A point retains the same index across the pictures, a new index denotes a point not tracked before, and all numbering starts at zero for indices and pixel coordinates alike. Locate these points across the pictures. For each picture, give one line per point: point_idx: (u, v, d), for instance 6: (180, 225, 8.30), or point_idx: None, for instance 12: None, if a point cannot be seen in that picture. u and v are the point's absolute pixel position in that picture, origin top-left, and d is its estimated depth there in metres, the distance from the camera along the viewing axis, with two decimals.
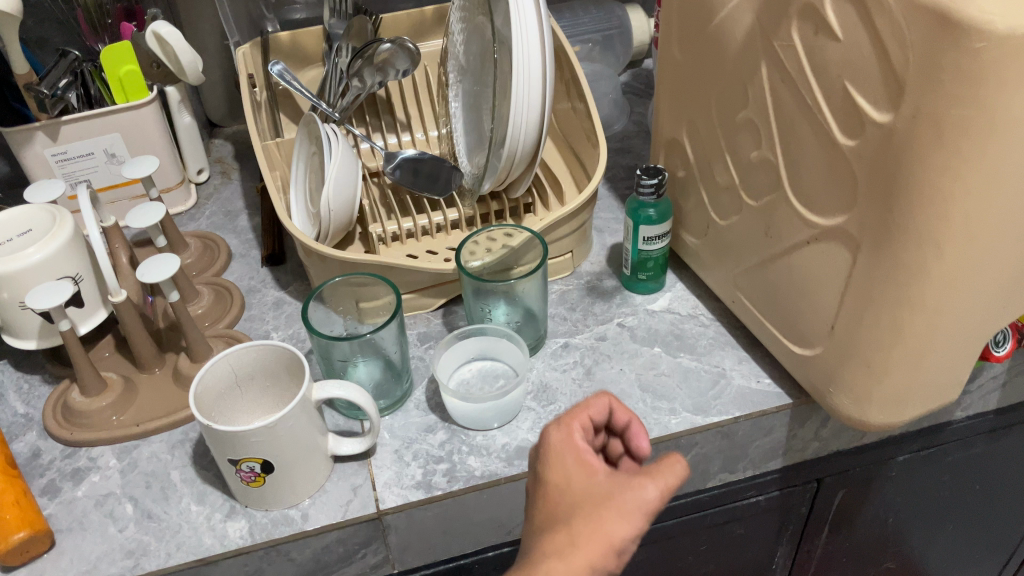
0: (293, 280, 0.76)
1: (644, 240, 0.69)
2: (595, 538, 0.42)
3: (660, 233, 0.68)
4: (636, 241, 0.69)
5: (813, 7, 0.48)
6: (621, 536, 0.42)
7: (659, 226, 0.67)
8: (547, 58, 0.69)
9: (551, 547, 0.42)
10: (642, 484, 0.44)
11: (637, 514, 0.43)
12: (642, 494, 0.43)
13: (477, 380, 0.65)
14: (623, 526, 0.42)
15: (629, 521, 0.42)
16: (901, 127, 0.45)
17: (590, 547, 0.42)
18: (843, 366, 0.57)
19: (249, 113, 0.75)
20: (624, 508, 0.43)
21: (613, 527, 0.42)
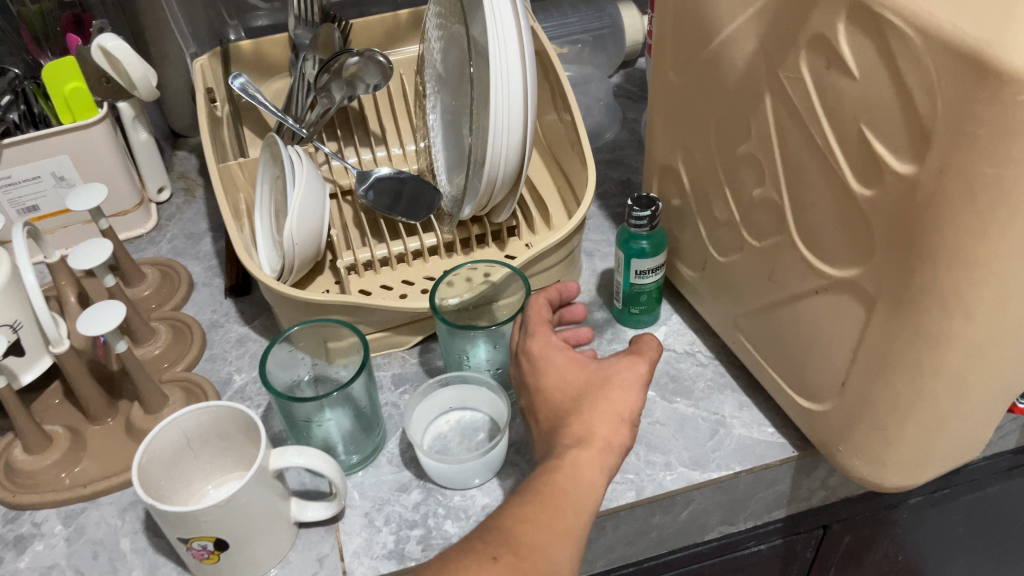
0: (259, 313, 0.71)
1: (636, 274, 0.63)
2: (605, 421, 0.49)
3: (655, 266, 0.62)
4: (628, 275, 0.63)
5: (825, 38, 0.42)
6: (627, 408, 0.50)
7: (653, 260, 0.62)
8: (529, 73, 0.63)
9: (574, 439, 0.49)
10: (632, 366, 0.52)
11: (636, 387, 0.51)
12: (633, 373, 0.52)
13: (455, 434, 0.59)
14: (628, 402, 0.50)
15: (630, 394, 0.51)
16: (926, 183, 0.39)
17: (603, 429, 0.49)
18: (855, 426, 0.51)
19: (207, 133, 0.69)
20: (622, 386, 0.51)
21: (620, 403, 0.50)
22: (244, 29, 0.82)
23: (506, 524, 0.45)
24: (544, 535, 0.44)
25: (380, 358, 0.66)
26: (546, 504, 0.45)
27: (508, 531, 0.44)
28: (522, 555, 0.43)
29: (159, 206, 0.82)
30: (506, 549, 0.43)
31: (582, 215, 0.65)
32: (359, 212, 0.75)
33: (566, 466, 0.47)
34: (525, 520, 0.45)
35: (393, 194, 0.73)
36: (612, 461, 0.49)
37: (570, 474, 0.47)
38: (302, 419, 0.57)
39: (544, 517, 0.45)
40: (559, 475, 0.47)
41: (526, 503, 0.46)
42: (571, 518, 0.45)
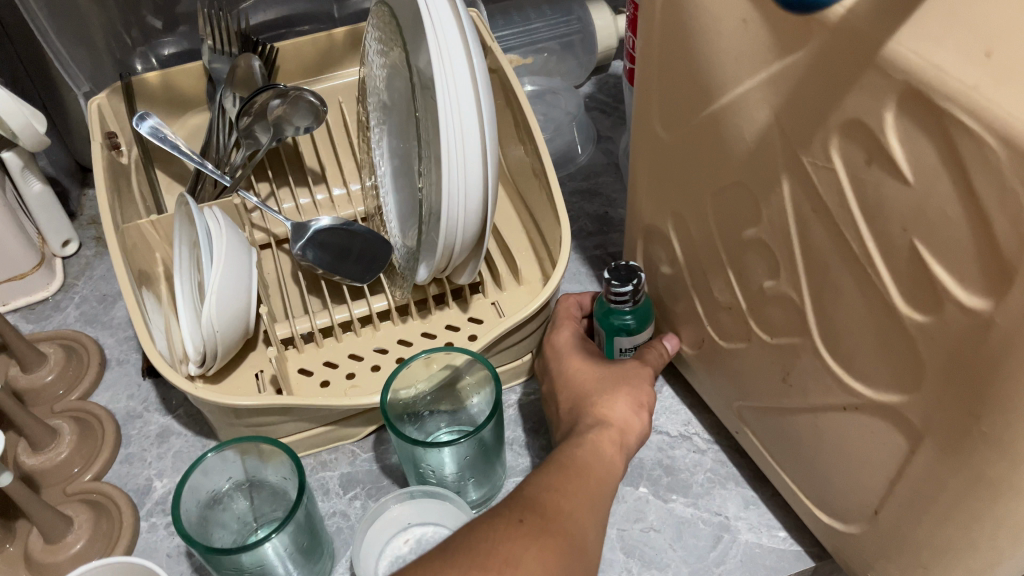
0: (183, 397, 0.61)
1: (620, 350, 0.55)
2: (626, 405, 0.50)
3: (641, 341, 0.55)
4: (611, 350, 0.55)
5: (866, 127, 0.32)
6: (646, 396, 0.51)
7: (637, 334, 0.54)
8: (487, 117, 0.53)
9: (595, 419, 0.48)
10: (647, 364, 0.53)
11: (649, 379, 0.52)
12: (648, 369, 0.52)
13: (416, 557, 0.50)
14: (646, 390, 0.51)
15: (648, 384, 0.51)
16: (1004, 324, 0.30)
17: (623, 413, 0.49)
18: (890, 556, 0.43)
19: (107, 187, 0.57)
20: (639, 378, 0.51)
21: (639, 390, 0.51)
22: (153, 58, 0.71)
23: (531, 490, 0.41)
24: (569, 503, 0.41)
25: (325, 454, 0.57)
26: (570, 475, 0.43)
27: (534, 497, 0.41)
28: (549, 517, 0.39)
29: (65, 261, 0.71)
30: (533, 513, 0.39)
31: (558, 280, 0.55)
32: (297, 269, 0.64)
33: (587, 445, 0.46)
34: (548, 490, 0.42)
35: (340, 250, 0.63)
36: (627, 448, 0.48)
37: (590, 449, 0.46)
38: (233, 566, 0.46)
39: (571, 487, 0.42)
40: (581, 450, 0.45)
41: (550, 473, 0.43)
42: (596, 493, 0.43)
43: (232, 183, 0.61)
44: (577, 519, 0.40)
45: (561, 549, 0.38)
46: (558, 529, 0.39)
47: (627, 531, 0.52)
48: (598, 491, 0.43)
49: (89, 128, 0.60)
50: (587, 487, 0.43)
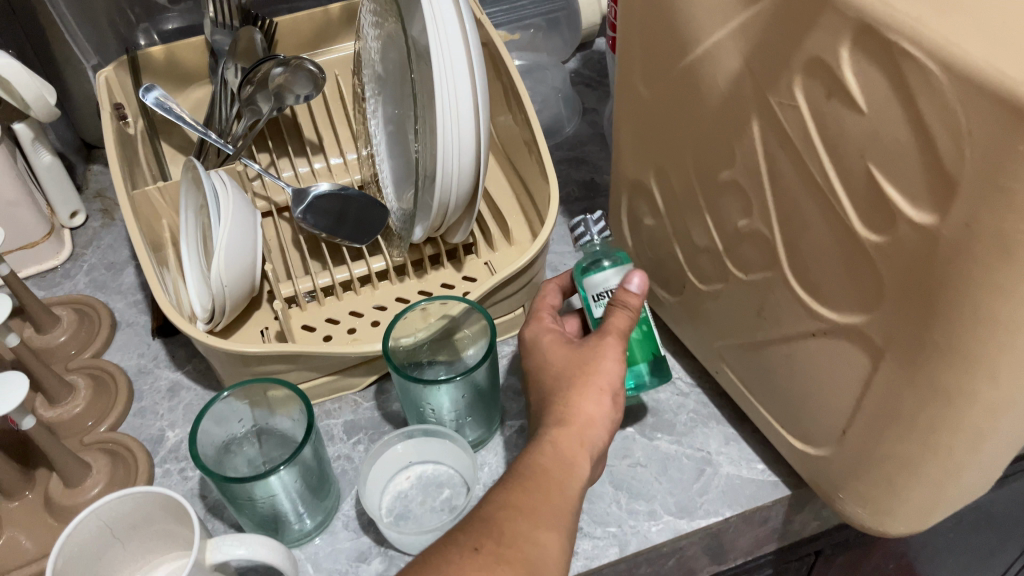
0: (191, 355, 0.64)
1: (594, 300, 0.52)
2: (596, 398, 0.47)
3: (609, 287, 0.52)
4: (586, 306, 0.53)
5: (826, 64, 0.36)
6: (611, 378, 0.48)
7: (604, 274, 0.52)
8: (478, 82, 0.56)
9: (556, 418, 0.47)
10: (616, 328, 0.49)
11: (617, 357, 0.49)
12: (619, 337, 0.49)
13: (418, 493, 0.54)
14: (614, 366, 0.48)
15: (615, 364, 0.48)
16: (949, 236, 0.33)
17: (588, 408, 0.47)
18: (857, 474, 0.47)
19: (117, 155, 0.60)
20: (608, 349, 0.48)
21: (604, 373, 0.48)
22: (155, 33, 0.74)
23: (489, 511, 0.41)
24: (528, 521, 0.41)
25: (330, 403, 0.60)
26: (528, 488, 0.42)
27: (490, 519, 0.41)
28: (506, 543, 0.40)
29: (73, 232, 0.73)
30: (489, 538, 0.40)
31: (547, 235, 0.58)
32: (298, 234, 0.67)
33: (548, 450, 0.45)
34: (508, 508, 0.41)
35: (335, 214, 0.65)
36: (592, 445, 0.46)
37: (550, 456, 0.45)
38: (244, 496, 0.49)
39: (528, 502, 0.42)
40: (540, 457, 0.45)
41: (508, 488, 0.43)
42: (557, 499, 0.43)
43: (234, 151, 0.64)
44: (539, 539, 0.40)
45: (520, 574, 0.38)
46: (515, 555, 0.39)
47: (616, 467, 0.56)
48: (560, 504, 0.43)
49: (98, 100, 0.63)
50: (546, 501, 0.42)
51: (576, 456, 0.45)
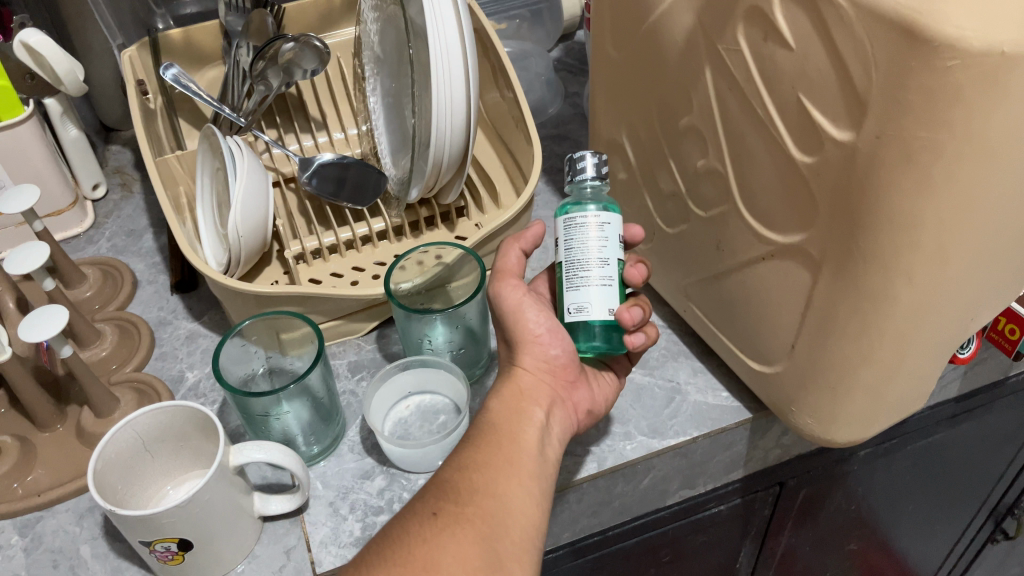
0: (207, 308, 0.70)
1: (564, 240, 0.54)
2: (525, 351, 0.54)
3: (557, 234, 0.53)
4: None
5: (760, 11, 0.42)
6: (535, 323, 0.54)
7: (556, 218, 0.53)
8: (469, 55, 0.61)
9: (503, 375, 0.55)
10: (504, 285, 0.56)
11: (529, 304, 0.55)
12: (512, 291, 0.56)
13: (416, 418, 0.60)
14: (529, 316, 0.55)
15: (534, 309, 0.55)
16: (863, 150, 0.40)
17: (530, 361, 0.54)
18: (805, 386, 0.53)
19: (140, 123, 0.66)
20: (511, 302, 0.55)
21: (528, 321, 0.54)
22: (171, 17, 0.82)
23: (446, 476, 0.47)
24: (484, 479, 0.47)
25: (335, 346, 0.67)
26: (483, 448, 0.48)
27: (449, 484, 0.46)
28: (463, 504, 0.45)
29: (95, 204, 0.79)
30: (448, 501, 0.45)
31: (531, 192, 0.64)
32: (304, 200, 0.73)
33: (496, 405, 0.52)
34: (462, 471, 0.47)
35: (336, 180, 0.70)
36: (539, 389, 0.53)
37: (499, 408, 0.52)
38: (260, 414, 0.56)
39: (482, 461, 0.48)
40: (492, 415, 0.51)
41: (467, 448, 0.49)
42: (513, 458, 0.48)
43: (246, 123, 0.71)
44: (495, 494, 0.46)
45: (479, 531, 0.44)
46: (472, 512, 0.44)
47: None
48: (517, 458, 0.48)
49: (123, 77, 0.69)
50: (500, 458, 0.48)
51: (519, 400, 0.52)
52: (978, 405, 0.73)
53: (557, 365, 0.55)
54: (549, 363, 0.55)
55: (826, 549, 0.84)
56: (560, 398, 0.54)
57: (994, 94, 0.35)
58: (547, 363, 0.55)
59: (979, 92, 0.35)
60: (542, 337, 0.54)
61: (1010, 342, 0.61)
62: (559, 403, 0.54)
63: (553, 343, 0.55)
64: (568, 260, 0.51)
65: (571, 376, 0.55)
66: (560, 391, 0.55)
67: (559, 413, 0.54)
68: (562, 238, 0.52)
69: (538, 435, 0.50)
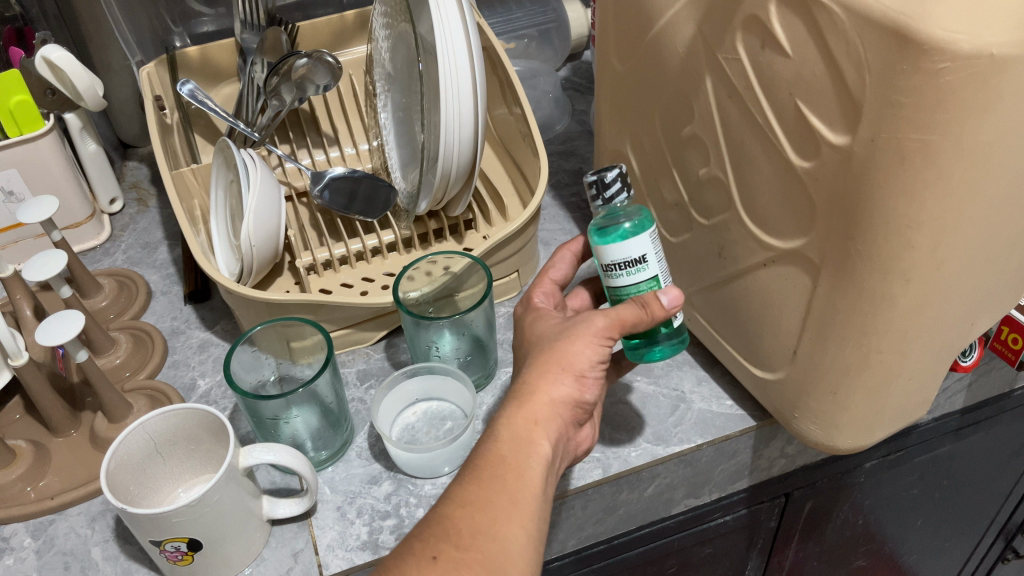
0: (220, 317, 0.71)
1: (607, 267, 0.53)
2: (561, 381, 0.50)
3: (629, 257, 0.51)
4: (602, 272, 0.54)
5: (758, 19, 0.43)
6: (585, 359, 0.51)
7: (620, 246, 0.51)
8: (478, 70, 0.63)
9: (520, 390, 0.50)
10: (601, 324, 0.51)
11: (598, 343, 0.51)
12: (598, 323, 0.51)
13: (423, 424, 0.61)
14: (588, 356, 0.51)
15: (596, 346, 0.51)
16: (859, 153, 0.40)
17: (559, 393, 0.50)
18: (807, 392, 0.53)
19: (156, 136, 0.68)
20: (586, 337, 0.51)
21: (581, 351, 0.51)
22: (189, 36, 0.84)
23: (445, 513, 0.45)
24: (486, 518, 0.45)
25: (344, 354, 0.68)
26: (487, 483, 0.46)
27: (445, 520, 0.45)
28: (463, 546, 0.44)
29: (112, 217, 0.81)
30: (445, 543, 0.44)
31: (537, 204, 0.66)
32: (315, 213, 0.75)
33: (504, 432, 0.49)
34: (461, 506, 0.45)
35: (348, 194, 0.72)
36: (553, 422, 0.50)
37: (510, 441, 0.48)
38: (269, 417, 0.57)
39: (485, 498, 0.46)
40: (500, 444, 0.48)
41: (467, 482, 0.46)
42: (516, 495, 0.46)
43: (259, 137, 0.73)
44: (497, 539, 0.44)
45: None
46: (472, 559, 0.43)
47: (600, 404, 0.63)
48: (520, 494, 0.46)
49: (141, 93, 0.71)
50: (505, 497, 0.46)
51: (531, 430, 0.49)
52: (983, 417, 0.73)
53: (578, 404, 0.51)
54: (575, 404, 0.51)
55: (833, 564, 0.84)
56: (565, 436, 0.51)
57: (984, 95, 0.36)
58: (573, 403, 0.51)
59: (969, 93, 0.36)
60: (587, 380, 0.51)
61: (1012, 351, 0.61)
62: (562, 443, 0.51)
63: (589, 389, 0.51)
64: (661, 275, 0.53)
65: (581, 417, 0.52)
66: (567, 429, 0.52)
67: (558, 449, 0.51)
68: (651, 254, 0.52)
69: (544, 473, 0.48)
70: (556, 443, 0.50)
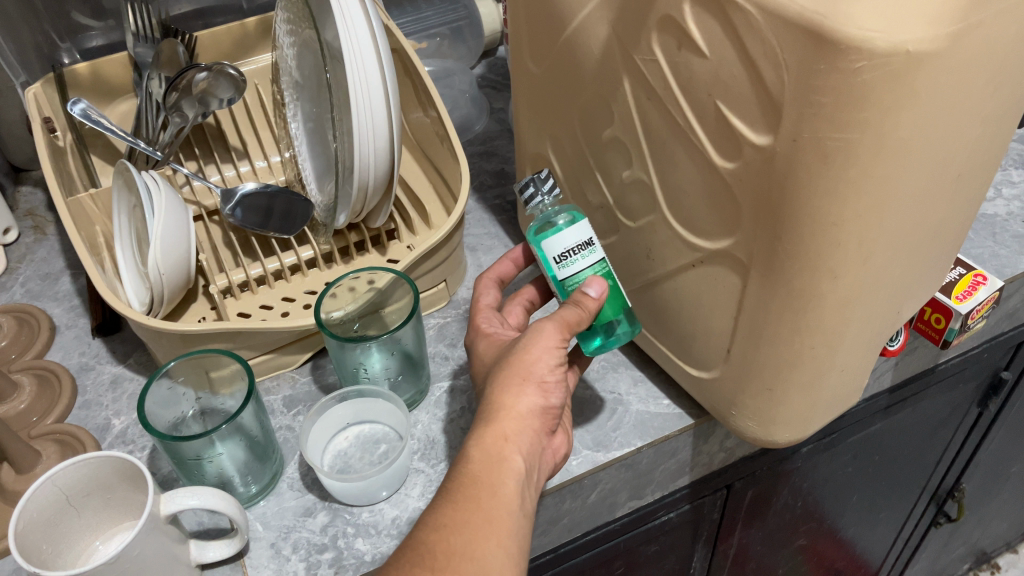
0: (132, 350, 0.67)
1: (556, 261, 0.52)
2: (525, 392, 0.49)
3: (575, 242, 0.51)
4: (552, 267, 0.53)
5: (671, 19, 0.42)
6: (545, 367, 0.50)
7: (564, 234, 0.51)
8: (389, 76, 0.60)
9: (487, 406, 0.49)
10: (552, 330, 0.50)
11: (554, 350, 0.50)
12: (549, 331, 0.50)
13: (356, 450, 0.59)
14: (547, 361, 0.50)
15: (554, 353, 0.50)
16: (782, 153, 0.40)
17: (527, 404, 0.49)
18: (742, 389, 0.53)
19: (47, 159, 0.63)
20: (542, 344, 0.50)
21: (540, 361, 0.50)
22: (78, 51, 0.79)
23: (421, 537, 0.43)
24: (462, 540, 0.43)
25: (268, 381, 0.65)
26: (461, 502, 0.45)
27: (423, 546, 0.43)
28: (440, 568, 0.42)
29: (6, 248, 0.76)
30: (422, 568, 0.42)
31: (461, 211, 0.63)
32: (228, 232, 0.71)
33: (475, 453, 0.47)
34: (438, 528, 0.44)
35: (263, 210, 0.69)
36: (525, 437, 0.48)
37: (483, 458, 0.47)
38: (191, 457, 0.54)
39: (459, 520, 0.44)
40: (472, 465, 0.47)
41: (443, 505, 0.45)
42: (491, 513, 0.45)
43: (162, 156, 0.69)
44: (475, 559, 0.43)
45: None
46: None
47: None
48: (495, 512, 0.45)
49: (28, 115, 0.66)
50: (480, 516, 0.45)
51: (502, 447, 0.48)
52: (911, 393, 0.75)
53: (547, 414, 0.50)
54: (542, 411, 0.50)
55: (776, 546, 0.85)
56: (537, 449, 0.49)
57: (901, 91, 0.36)
58: (542, 410, 0.50)
59: (887, 89, 0.36)
60: (550, 386, 0.50)
61: (936, 331, 0.62)
62: (536, 457, 0.50)
63: (554, 394, 0.50)
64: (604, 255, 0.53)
65: (552, 426, 0.51)
66: (540, 440, 0.50)
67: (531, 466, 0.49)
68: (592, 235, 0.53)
69: (520, 487, 0.47)
70: (530, 458, 0.49)
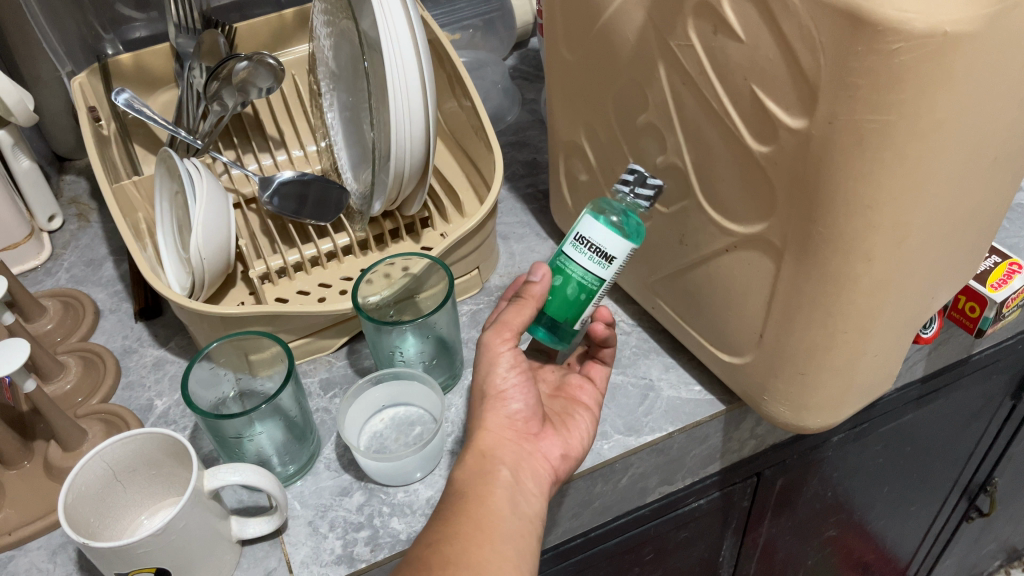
0: (173, 333, 0.69)
1: (576, 237, 0.52)
2: (489, 410, 0.53)
3: (602, 244, 0.51)
4: (570, 236, 0.53)
5: (708, 4, 0.43)
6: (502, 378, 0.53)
7: (603, 228, 0.51)
8: (425, 65, 0.61)
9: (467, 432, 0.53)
10: (495, 338, 0.54)
11: (502, 362, 0.54)
12: (502, 345, 0.53)
13: (392, 431, 0.60)
14: (506, 373, 0.54)
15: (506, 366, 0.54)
16: (817, 136, 0.40)
17: (495, 421, 0.53)
18: (775, 375, 0.53)
19: (93, 147, 0.65)
20: (494, 355, 0.54)
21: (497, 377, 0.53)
22: (121, 42, 0.81)
23: (415, 554, 0.45)
24: (457, 549, 0.45)
25: (305, 364, 0.66)
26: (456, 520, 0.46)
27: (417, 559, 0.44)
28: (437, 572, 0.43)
29: (52, 235, 0.78)
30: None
31: (494, 199, 0.64)
32: (266, 220, 0.72)
33: (458, 472, 0.50)
34: (426, 546, 0.45)
35: (298, 198, 0.69)
36: (507, 448, 0.52)
37: (477, 475, 0.49)
38: (232, 436, 0.56)
39: (451, 532, 0.46)
40: (457, 483, 0.49)
41: (433, 526, 0.47)
42: (482, 522, 0.47)
43: (203, 145, 0.71)
44: (473, 566, 0.44)
45: None
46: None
47: None
48: (485, 522, 0.47)
49: (74, 105, 0.68)
50: (474, 528, 0.46)
51: (483, 463, 0.50)
52: (944, 383, 0.74)
53: (519, 422, 0.54)
54: (510, 417, 0.54)
55: (806, 537, 0.85)
56: (525, 453, 0.52)
57: (939, 73, 0.36)
58: (510, 421, 0.54)
59: (925, 72, 0.36)
60: (511, 392, 0.54)
61: (970, 320, 0.62)
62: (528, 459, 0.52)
63: (515, 398, 0.54)
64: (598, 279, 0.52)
65: (534, 428, 0.54)
66: (525, 443, 0.53)
67: (527, 468, 0.52)
68: (620, 258, 0.51)
69: (507, 497, 0.49)
70: (521, 463, 0.51)
